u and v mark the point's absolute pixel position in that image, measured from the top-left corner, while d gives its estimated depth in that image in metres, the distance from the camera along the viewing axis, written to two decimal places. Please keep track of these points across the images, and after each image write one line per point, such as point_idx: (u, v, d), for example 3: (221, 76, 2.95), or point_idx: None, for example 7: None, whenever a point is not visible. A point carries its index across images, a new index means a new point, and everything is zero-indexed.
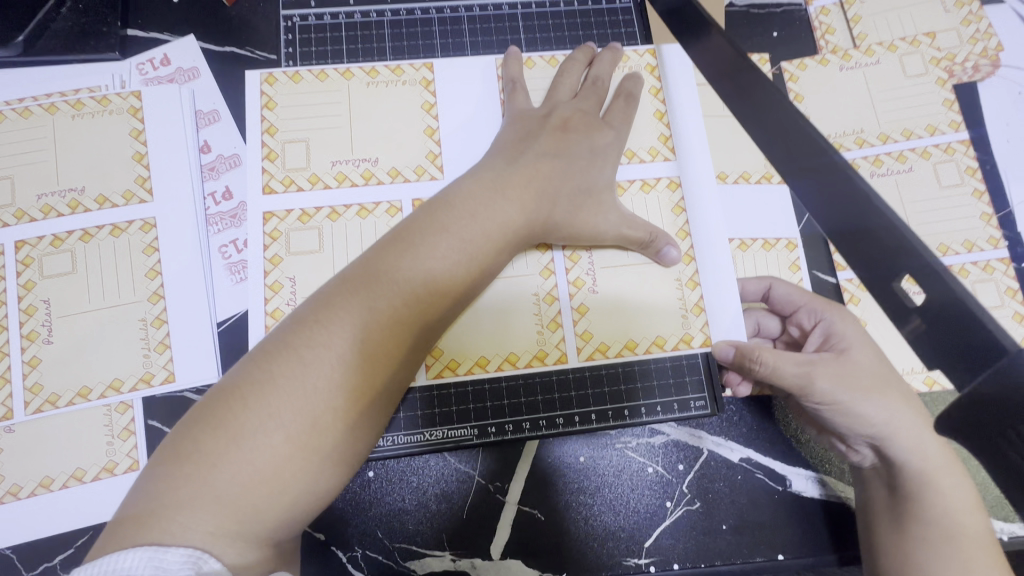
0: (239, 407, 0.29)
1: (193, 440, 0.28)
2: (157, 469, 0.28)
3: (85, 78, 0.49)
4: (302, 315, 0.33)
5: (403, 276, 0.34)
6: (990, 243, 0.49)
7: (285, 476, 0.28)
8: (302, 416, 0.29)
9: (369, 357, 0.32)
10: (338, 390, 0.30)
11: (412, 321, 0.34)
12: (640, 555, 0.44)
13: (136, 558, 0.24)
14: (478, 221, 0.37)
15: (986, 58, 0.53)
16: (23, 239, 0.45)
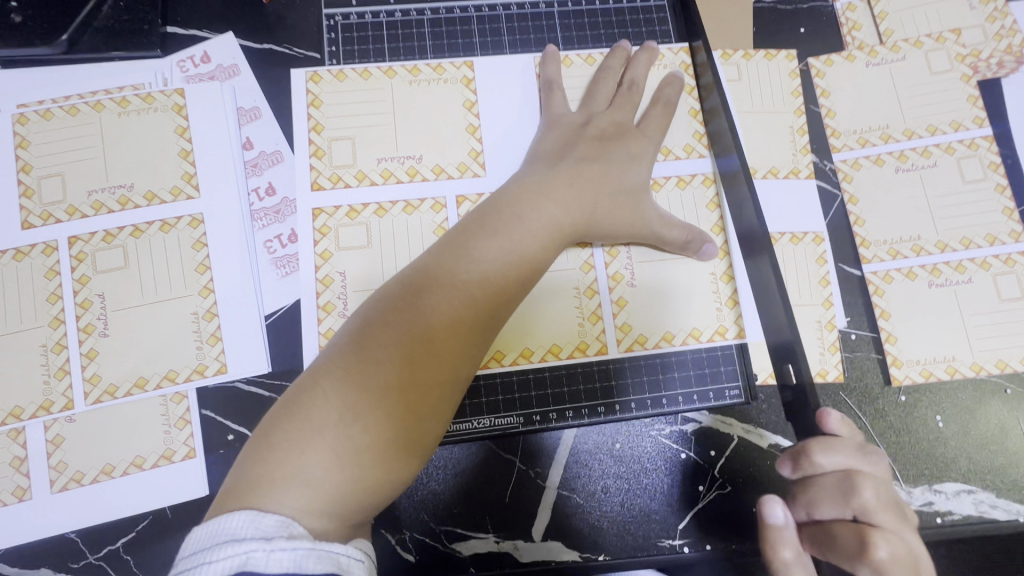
0: (319, 399, 0.32)
1: (280, 428, 0.31)
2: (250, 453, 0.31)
3: (129, 75, 0.50)
4: (369, 316, 0.35)
5: (458, 279, 0.36)
6: (1012, 237, 0.51)
7: (361, 460, 0.31)
8: (375, 406, 0.32)
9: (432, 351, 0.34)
10: (409, 387, 0.33)
11: (469, 317, 0.35)
12: (675, 537, 0.46)
13: (242, 520, 0.28)
14: (523, 223, 0.39)
15: (1010, 54, 0.54)
16: (76, 235, 0.46)
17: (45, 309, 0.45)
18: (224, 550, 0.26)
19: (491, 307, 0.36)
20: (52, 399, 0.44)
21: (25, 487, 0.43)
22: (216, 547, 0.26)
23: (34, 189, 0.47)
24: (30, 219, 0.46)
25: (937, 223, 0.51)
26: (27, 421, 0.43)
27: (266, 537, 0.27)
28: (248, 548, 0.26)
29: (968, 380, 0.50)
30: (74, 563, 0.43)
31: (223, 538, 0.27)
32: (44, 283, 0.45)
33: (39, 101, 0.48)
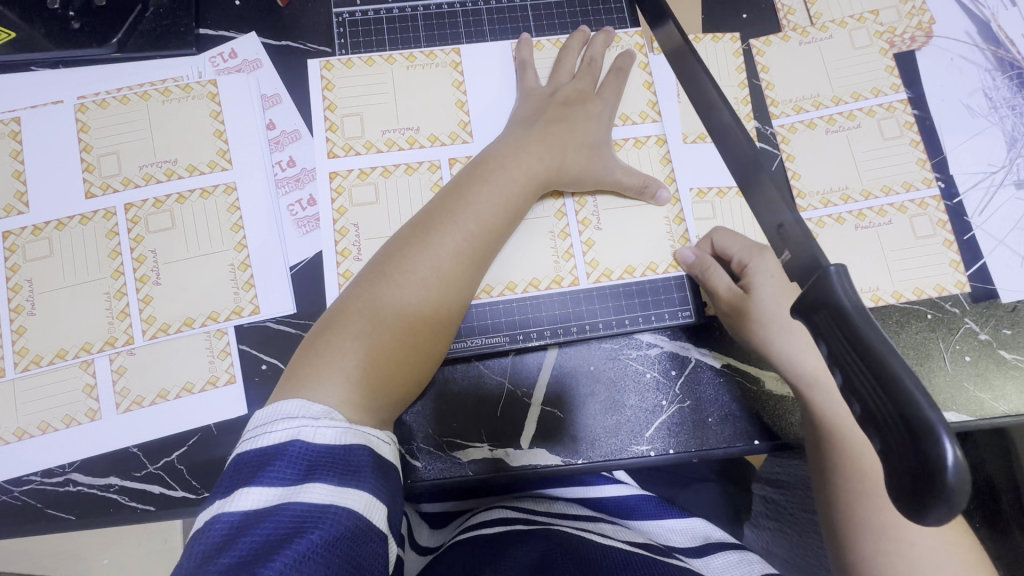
0: (316, 357, 0.43)
1: (291, 376, 0.43)
2: (304, 349, 0.44)
3: (169, 70, 0.59)
4: (387, 253, 0.47)
5: (419, 270, 0.46)
6: (924, 183, 0.60)
7: (386, 355, 0.44)
8: (359, 360, 0.43)
9: (436, 278, 0.46)
10: (420, 304, 0.45)
11: (464, 254, 0.47)
12: (642, 444, 0.54)
13: (294, 403, 0.39)
14: (508, 174, 0.49)
15: (920, 30, 0.63)
16: (130, 202, 0.55)
17: (107, 263, 0.54)
18: (283, 424, 0.38)
19: (481, 247, 0.48)
20: (116, 335, 0.52)
21: (96, 409, 0.51)
22: (278, 421, 0.38)
23: (94, 165, 0.56)
24: (92, 190, 0.55)
25: (863, 174, 0.60)
26: (95, 355, 0.52)
27: (311, 416, 0.39)
28: (299, 423, 0.38)
29: (891, 306, 0.58)
30: (137, 473, 0.51)
31: (280, 415, 0.39)
32: (106, 242, 0.54)
33: (95, 93, 0.57)
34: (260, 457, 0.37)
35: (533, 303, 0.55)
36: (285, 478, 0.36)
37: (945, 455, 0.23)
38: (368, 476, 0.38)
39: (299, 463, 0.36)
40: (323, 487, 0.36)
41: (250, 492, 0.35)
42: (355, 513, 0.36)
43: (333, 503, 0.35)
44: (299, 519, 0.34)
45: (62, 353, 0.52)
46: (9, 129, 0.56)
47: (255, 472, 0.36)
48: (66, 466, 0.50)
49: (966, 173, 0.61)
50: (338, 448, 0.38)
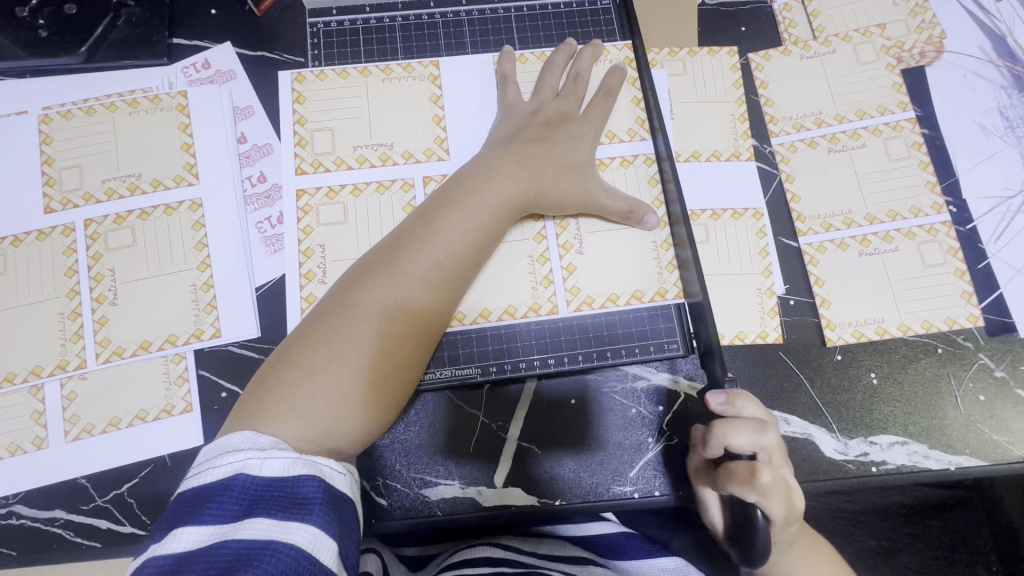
0: (269, 390, 0.40)
1: (244, 409, 0.40)
2: (257, 385, 0.41)
3: (139, 80, 0.57)
4: (350, 279, 0.44)
5: (382, 296, 0.42)
6: (934, 209, 0.56)
7: (344, 392, 0.40)
8: (313, 395, 0.40)
9: (401, 307, 0.43)
10: (384, 335, 0.42)
11: (432, 282, 0.44)
12: (626, 484, 0.50)
13: (241, 438, 0.37)
14: (480, 196, 0.46)
15: (930, 45, 0.59)
16: (91, 217, 0.52)
17: (63, 282, 0.51)
18: (227, 458, 0.36)
19: (451, 274, 0.45)
20: (68, 358, 0.49)
21: (43, 437, 0.48)
22: (223, 455, 0.36)
23: (56, 178, 0.53)
24: (52, 204, 0.53)
25: (867, 198, 0.56)
26: (45, 379, 0.49)
27: (257, 448, 0.36)
28: (244, 456, 0.36)
29: (898, 340, 0.54)
30: (85, 506, 0.48)
31: (227, 449, 0.36)
32: (63, 259, 0.51)
33: (61, 104, 0.55)
34: (201, 493, 0.34)
35: (509, 331, 0.52)
36: (226, 514, 0.33)
37: None
38: (320, 507, 0.35)
39: (241, 497, 0.34)
40: (265, 521, 0.33)
41: (188, 530, 0.33)
42: (298, 550, 0.33)
43: (275, 538, 0.33)
44: (236, 556, 0.31)
45: (11, 377, 0.49)
46: None
47: (194, 510, 0.34)
48: (10, 498, 0.48)
49: (979, 197, 0.57)
50: (286, 478, 0.35)
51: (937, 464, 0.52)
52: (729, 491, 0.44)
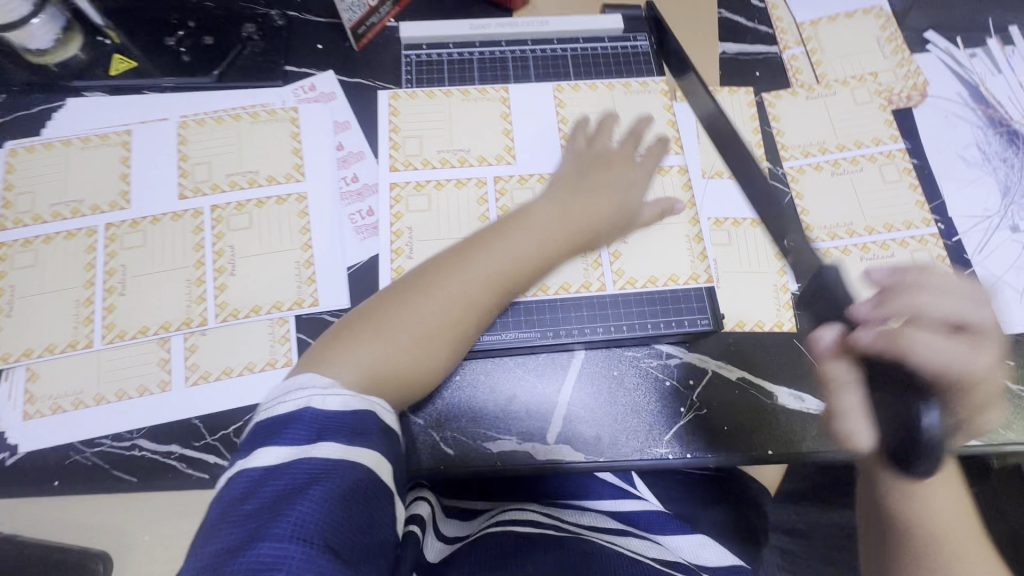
0: (341, 342, 0.49)
1: (317, 352, 0.49)
2: (340, 330, 0.51)
3: (258, 97, 0.69)
4: (425, 269, 0.53)
5: (448, 289, 0.51)
6: (924, 223, 0.65)
7: (402, 363, 0.49)
8: (371, 355, 0.48)
9: (465, 301, 0.51)
10: (439, 320, 0.51)
11: (491, 285, 0.53)
12: (662, 446, 0.57)
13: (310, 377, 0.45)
14: (546, 218, 0.56)
15: (916, 90, 0.71)
16: (216, 204, 0.63)
17: (191, 254, 0.61)
18: (296, 394, 0.43)
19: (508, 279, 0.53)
20: (192, 316, 0.59)
21: (167, 381, 0.57)
22: (293, 392, 0.43)
23: (189, 171, 0.64)
24: (185, 192, 0.64)
25: (865, 212, 0.66)
26: (172, 332, 0.58)
27: (318, 388, 0.43)
28: (310, 394, 0.43)
29: None
30: (197, 443, 0.56)
31: (295, 387, 0.44)
32: (192, 236, 0.62)
33: (196, 114, 0.67)
34: (274, 422, 0.41)
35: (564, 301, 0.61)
36: (300, 439, 0.40)
37: None
38: (374, 436, 0.43)
39: (311, 425, 0.41)
40: (335, 445, 0.40)
41: (269, 450, 0.39)
42: (362, 472, 0.40)
43: (345, 458, 0.40)
44: (317, 470, 0.38)
45: (144, 330, 0.58)
46: (120, 139, 0.66)
47: (269, 434, 0.40)
48: (135, 432, 0.56)
49: (963, 216, 0.66)
50: (345, 416, 0.42)
51: None
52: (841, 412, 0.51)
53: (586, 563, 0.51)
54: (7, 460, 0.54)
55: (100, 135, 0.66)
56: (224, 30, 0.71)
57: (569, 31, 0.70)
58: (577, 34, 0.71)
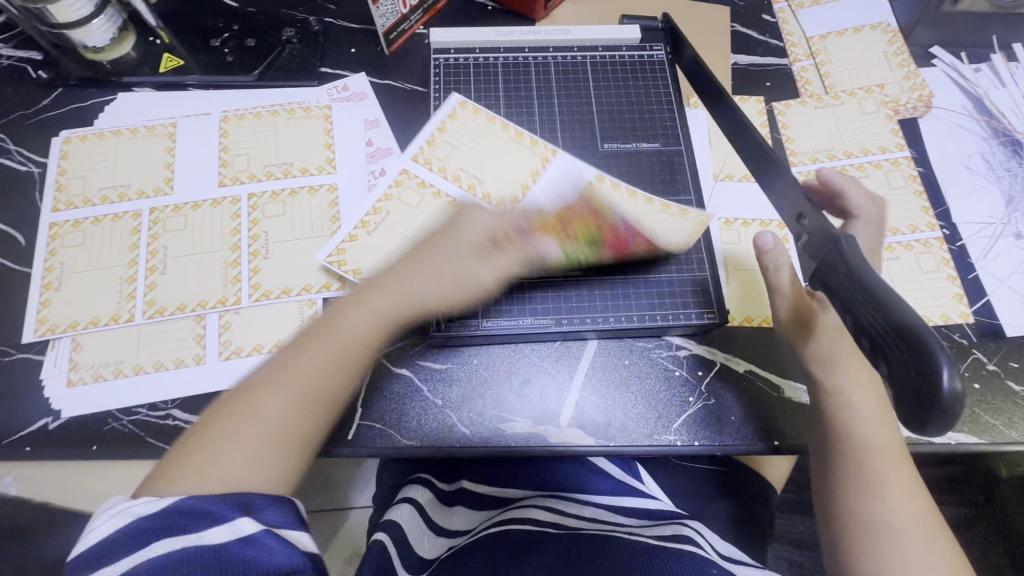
0: (199, 449, 0.45)
1: (171, 469, 0.45)
2: (201, 423, 0.48)
3: (295, 95, 0.73)
4: (299, 338, 0.52)
5: (324, 345, 0.51)
6: (928, 227, 0.68)
7: (292, 430, 0.47)
8: (241, 447, 0.45)
9: (311, 373, 0.49)
10: (324, 374, 0.50)
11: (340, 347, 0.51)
12: (670, 433, 0.59)
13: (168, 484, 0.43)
14: (445, 273, 0.56)
15: (921, 102, 0.74)
16: (253, 192, 0.67)
17: (228, 238, 0.65)
18: (103, 519, 0.42)
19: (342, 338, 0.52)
20: (227, 296, 0.62)
21: (202, 355, 0.60)
22: (110, 512, 0.42)
23: (229, 162, 0.69)
24: (225, 181, 0.68)
25: None
26: (209, 310, 0.62)
27: (119, 509, 0.42)
28: (128, 509, 0.41)
29: None
30: None
31: (105, 510, 0.42)
32: (229, 222, 0.66)
33: (237, 109, 0.72)
34: (111, 542, 0.40)
35: (574, 286, 0.63)
36: (135, 548, 0.40)
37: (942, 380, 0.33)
38: (211, 511, 0.41)
39: (149, 528, 0.40)
40: (171, 538, 0.40)
41: (110, 570, 0.39)
42: (205, 551, 0.40)
43: (194, 542, 0.40)
44: (168, 563, 0.39)
45: (182, 307, 0.62)
46: (166, 130, 0.70)
47: (100, 560, 0.40)
48: (170, 402, 0.59)
49: (967, 222, 0.69)
50: (186, 502, 0.42)
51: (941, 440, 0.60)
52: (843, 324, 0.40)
53: (595, 551, 0.52)
54: (50, 425, 0.58)
55: (148, 126, 0.70)
56: (266, 33, 0.76)
57: (589, 39, 0.74)
58: (596, 42, 0.75)
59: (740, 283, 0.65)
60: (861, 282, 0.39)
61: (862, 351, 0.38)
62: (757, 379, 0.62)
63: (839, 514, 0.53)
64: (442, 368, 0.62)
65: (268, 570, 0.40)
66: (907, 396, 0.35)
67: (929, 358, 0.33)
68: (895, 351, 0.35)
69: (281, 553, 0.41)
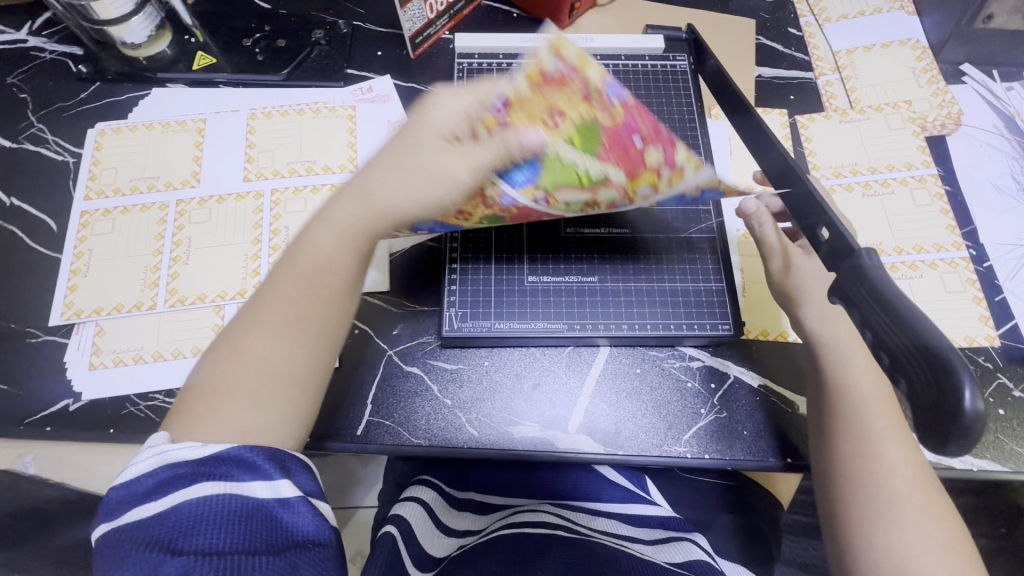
0: (205, 410, 0.45)
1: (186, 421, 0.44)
2: (182, 400, 0.46)
3: (320, 95, 0.75)
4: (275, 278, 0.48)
5: (298, 277, 0.48)
6: (954, 246, 0.66)
7: (298, 374, 0.46)
8: (245, 398, 0.45)
9: (298, 314, 0.47)
10: (311, 297, 0.47)
11: (322, 289, 0.48)
12: (680, 445, 0.58)
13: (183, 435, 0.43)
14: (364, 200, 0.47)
15: (950, 119, 0.72)
16: (276, 188, 0.69)
17: (250, 232, 0.67)
18: (146, 454, 0.42)
19: (316, 276, 0.47)
20: (247, 288, 0.64)
21: None
22: (153, 452, 0.42)
23: (254, 158, 0.71)
24: (249, 175, 0.70)
25: (895, 232, 0.67)
26: (228, 302, 0.63)
27: (163, 447, 0.43)
28: (171, 450, 0.42)
29: None
30: None
31: (146, 448, 0.43)
32: (252, 216, 0.67)
33: (265, 107, 0.74)
34: (150, 479, 0.41)
35: (587, 289, 0.63)
36: (177, 488, 0.40)
37: (963, 399, 0.32)
38: (257, 467, 0.42)
39: (190, 471, 0.41)
40: (214, 484, 0.41)
41: (148, 507, 0.40)
42: (244, 505, 0.40)
43: (234, 493, 0.41)
44: (203, 509, 0.39)
45: (202, 297, 0.63)
46: (196, 126, 0.72)
47: (138, 495, 0.40)
48: None
49: (995, 242, 0.67)
50: (227, 452, 0.42)
51: (962, 466, 0.58)
52: (863, 336, 0.39)
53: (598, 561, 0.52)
54: (71, 406, 0.59)
55: (179, 121, 0.72)
56: (296, 35, 0.78)
57: (612, 47, 0.74)
58: (620, 51, 0.75)
59: (756, 295, 0.65)
60: (884, 292, 0.39)
61: (880, 366, 0.37)
62: (770, 394, 0.61)
63: (825, 466, 0.53)
64: (454, 368, 0.62)
65: (297, 539, 0.41)
66: (925, 411, 0.34)
67: (950, 374, 0.33)
68: (916, 368, 0.34)
69: (310, 524, 0.42)
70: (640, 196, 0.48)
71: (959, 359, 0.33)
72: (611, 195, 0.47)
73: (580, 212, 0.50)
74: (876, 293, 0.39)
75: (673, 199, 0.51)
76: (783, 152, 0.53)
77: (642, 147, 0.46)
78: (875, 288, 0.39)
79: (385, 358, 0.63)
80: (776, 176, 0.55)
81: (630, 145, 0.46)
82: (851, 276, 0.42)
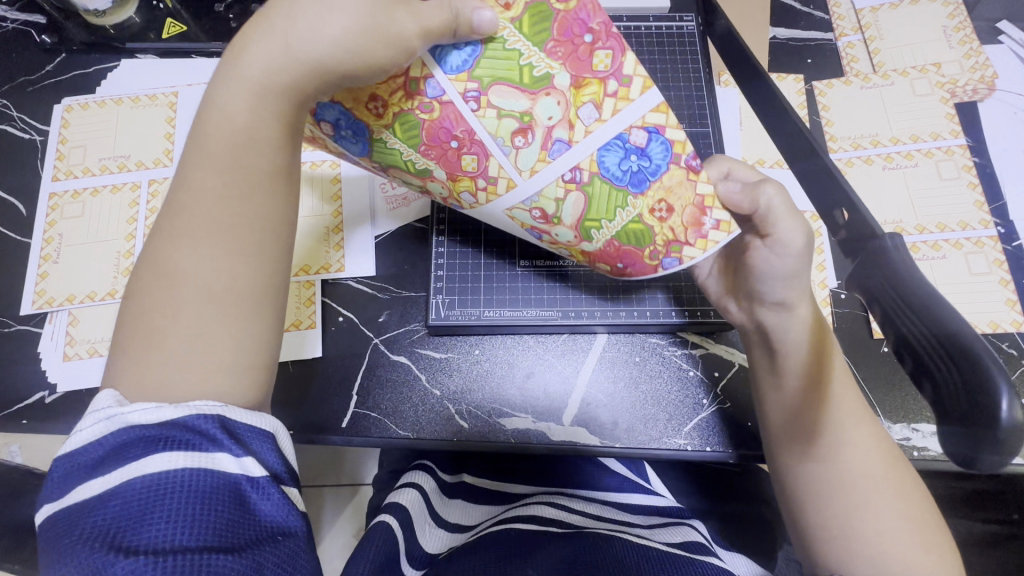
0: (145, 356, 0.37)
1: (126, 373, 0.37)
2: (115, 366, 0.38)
3: None
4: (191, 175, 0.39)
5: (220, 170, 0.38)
6: (981, 224, 0.61)
7: (243, 287, 0.38)
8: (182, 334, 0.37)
9: (229, 216, 0.38)
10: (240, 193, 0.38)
11: (255, 172, 0.38)
12: (679, 437, 0.56)
13: (133, 393, 0.36)
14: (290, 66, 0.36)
15: (983, 83, 0.66)
16: None
17: None
18: (90, 422, 0.34)
19: (248, 154, 0.38)
20: None
21: None
22: (97, 418, 0.34)
23: None
24: None
25: (917, 209, 0.62)
26: None
27: (110, 412, 0.34)
28: (122, 415, 0.34)
29: None
30: None
31: (91, 411, 0.35)
32: None
33: None
34: (97, 453, 0.33)
35: (583, 272, 0.59)
36: (125, 462, 0.32)
37: (998, 403, 0.28)
38: (220, 437, 0.35)
39: (143, 441, 0.33)
40: (173, 455, 0.33)
41: (92, 486, 0.32)
42: (207, 483, 0.33)
43: (197, 469, 0.33)
44: (159, 491, 0.32)
45: None
46: (167, 99, 0.68)
47: (83, 472, 0.33)
48: None
49: None
50: (186, 419, 0.35)
51: None
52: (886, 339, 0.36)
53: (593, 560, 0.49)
54: (47, 398, 0.57)
55: (149, 95, 0.68)
56: None
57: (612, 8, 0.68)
58: (622, 12, 0.69)
59: None
60: (916, 289, 0.35)
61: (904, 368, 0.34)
62: None
63: None
64: (443, 356, 0.59)
65: (266, 529, 0.35)
66: (955, 415, 0.30)
67: (982, 376, 0.29)
68: (941, 368, 0.31)
69: (280, 509, 0.36)
70: (581, 132, 0.36)
71: (995, 365, 0.29)
72: (550, 112, 0.35)
73: (515, 151, 0.37)
74: (905, 292, 0.35)
75: (622, 152, 0.37)
76: (799, 125, 0.48)
77: (593, 44, 0.34)
78: (900, 287, 0.36)
79: (370, 346, 0.60)
80: (792, 151, 0.50)
81: (579, 42, 0.34)
82: (877, 271, 0.38)
